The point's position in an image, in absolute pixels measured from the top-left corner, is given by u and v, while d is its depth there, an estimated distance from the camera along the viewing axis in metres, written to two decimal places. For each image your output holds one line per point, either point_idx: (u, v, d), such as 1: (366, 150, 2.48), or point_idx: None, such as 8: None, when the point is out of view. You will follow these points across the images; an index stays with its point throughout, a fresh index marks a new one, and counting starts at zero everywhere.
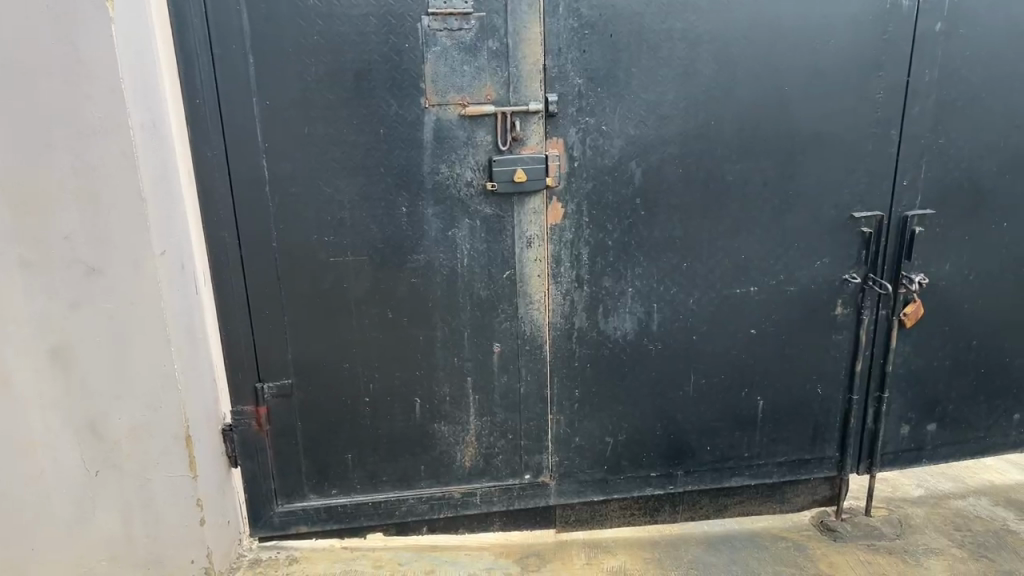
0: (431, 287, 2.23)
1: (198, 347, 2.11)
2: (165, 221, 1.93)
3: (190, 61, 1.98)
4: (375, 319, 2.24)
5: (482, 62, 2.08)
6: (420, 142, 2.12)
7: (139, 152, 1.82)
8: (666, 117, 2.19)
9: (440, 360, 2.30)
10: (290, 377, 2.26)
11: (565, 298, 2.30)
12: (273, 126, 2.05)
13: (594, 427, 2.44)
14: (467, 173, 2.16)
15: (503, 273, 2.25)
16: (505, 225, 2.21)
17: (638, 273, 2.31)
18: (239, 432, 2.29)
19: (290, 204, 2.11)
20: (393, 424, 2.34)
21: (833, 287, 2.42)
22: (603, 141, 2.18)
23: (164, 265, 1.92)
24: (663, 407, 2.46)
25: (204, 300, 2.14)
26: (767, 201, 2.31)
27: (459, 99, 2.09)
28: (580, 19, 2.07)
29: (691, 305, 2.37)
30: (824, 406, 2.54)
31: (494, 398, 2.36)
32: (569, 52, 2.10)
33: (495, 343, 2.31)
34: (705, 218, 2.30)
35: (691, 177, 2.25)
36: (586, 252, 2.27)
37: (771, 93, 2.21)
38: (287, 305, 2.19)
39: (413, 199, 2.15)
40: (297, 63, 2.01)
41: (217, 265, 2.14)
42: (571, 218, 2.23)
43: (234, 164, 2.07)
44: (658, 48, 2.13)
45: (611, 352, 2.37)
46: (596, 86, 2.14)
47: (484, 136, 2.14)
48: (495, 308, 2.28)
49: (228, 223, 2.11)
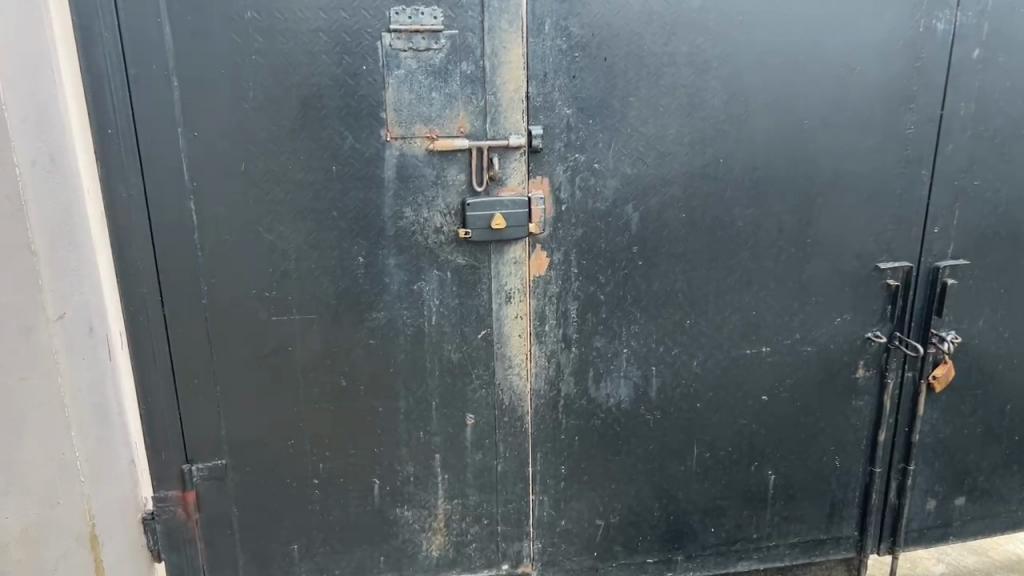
0: (393, 349, 1.89)
1: (109, 424, 1.75)
2: (63, 280, 1.59)
3: (99, 84, 1.64)
4: (327, 388, 1.90)
5: (454, 88, 1.76)
6: (380, 181, 1.78)
7: (29, 198, 1.48)
8: (668, 154, 1.89)
9: (403, 435, 1.96)
10: (224, 456, 1.91)
11: (550, 362, 1.97)
12: (202, 162, 1.71)
13: (583, 508, 2.10)
14: (436, 218, 1.82)
15: (479, 333, 1.92)
16: (480, 279, 1.88)
17: (634, 332, 1.99)
18: (161, 522, 1.92)
19: (223, 254, 1.77)
20: (347, 509, 2.00)
21: (855, 347, 2.12)
22: (594, 181, 1.87)
23: (62, 334, 1.58)
24: (662, 484, 2.13)
25: (119, 367, 1.79)
26: (782, 249, 2.00)
27: (427, 131, 1.77)
28: (570, 39, 1.77)
29: (694, 368, 2.05)
30: (843, 480, 2.23)
31: (467, 478, 2.02)
32: (556, 78, 1.79)
33: (469, 414, 1.97)
34: (711, 269, 1.99)
35: (695, 222, 1.94)
36: (574, 308, 1.95)
37: (788, 128, 1.92)
38: (221, 373, 1.85)
39: (372, 247, 1.82)
40: (231, 87, 1.68)
41: (135, 326, 1.79)
42: (558, 269, 1.91)
43: (154, 206, 1.72)
44: (659, 75, 1.84)
45: (604, 422, 2.04)
46: (587, 117, 1.83)
47: (455, 175, 1.81)
48: (468, 374, 1.94)
49: (147, 276, 1.76)
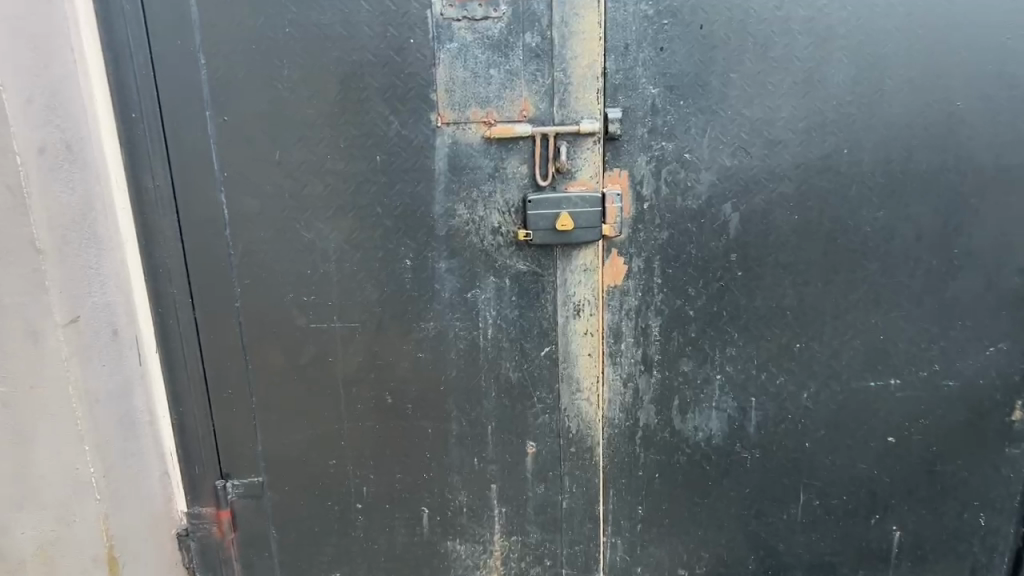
0: (444, 365, 1.66)
1: (138, 436, 1.61)
2: (78, 278, 1.44)
3: (121, 61, 1.48)
4: (371, 404, 1.69)
5: (517, 64, 1.49)
6: (431, 173, 1.54)
7: (33, 189, 1.33)
8: (778, 142, 1.55)
9: (455, 461, 1.73)
10: (261, 473, 1.74)
11: (625, 386, 1.69)
12: (233, 149, 1.53)
13: (663, 556, 1.80)
14: (494, 216, 1.57)
15: (542, 350, 1.65)
16: (544, 288, 1.61)
17: (729, 355, 1.67)
18: (196, 539, 1.77)
19: (257, 253, 1.59)
20: (392, 539, 1.78)
21: (1011, 384, 1.71)
22: (684, 175, 1.56)
23: (73, 338, 1.43)
24: (760, 535, 1.80)
25: (150, 372, 1.64)
26: (921, 261, 1.62)
27: (483, 115, 1.51)
28: (657, 2, 1.47)
29: (803, 402, 1.71)
30: (989, 543, 1.82)
31: (528, 513, 1.77)
32: (639, 50, 1.49)
33: (530, 441, 1.72)
34: (829, 283, 1.63)
35: (810, 226, 1.59)
36: (657, 325, 1.65)
37: (935, 110, 1.54)
38: (256, 384, 1.67)
39: (421, 249, 1.59)
40: (264, 65, 1.49)
41: (165, 328, 1.63)
42: (638, 278, 1.62)
43: (183, 198, 1.55)
44: (768, 45, 1.50)
45: (690, 458, 1.74)
46: (677, 98, 1.52)
47: (517, 165, 1.54)
48: (529, 396, 1.68)
49: (176, 274, 1.60)
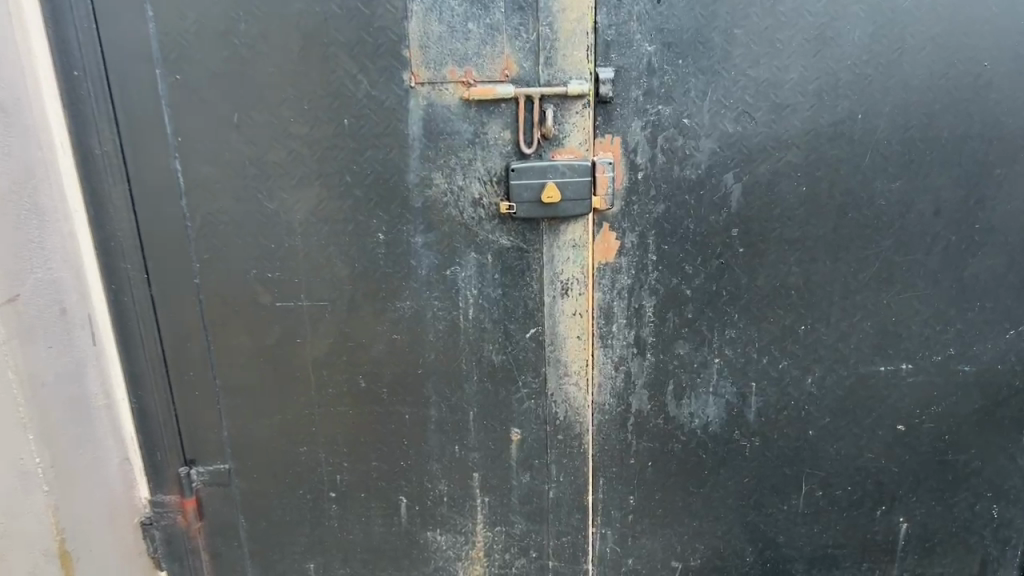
0: (421, 347, 1.54)
1: (90, 422, 1.48)
2: (17, 251, 1.30)
3: (61, 13, 1.33)
4: (343, 388, 1.57)
5: (497, 17, 1.35)
6: (404, 139, 1.41)
7: None
8: (786, 106, 1.41)
9: (434, 449, 1.62)
10: (227, 460, 1.63)
11: (617, 370, 1.57)
12: (187, 111, 1.40)
13: (655, 547, 1.70)
14: (474, 186, 1.44)
15: (527, 331, 1.53)
16: (529, 265, 1.49)
17: (729, 337, 1.55)
18: (161, 528, 1.66)
19: (217, 226, 1.46)
20: (368, 530, 1.68)
21: None
22: (682, 142, 1.42)
23: (9, 319, 1.28)
24: (759, 527, 1.69)
25: (104, 353, 1.52)
26: (939, 238, 1.50)
27: (461, 74, 1.37)
28: None
29: (808, 387, 1.59)
30: (1001, 536, 1.72)
31: (512, 504, 1.66)
32: (634, 3, 1.35)
33: (515, 428, 1.60)
34: (838, 261, 1.51)
35: (819, 199, 1.46)
36: (651, 305, 1.53)
37: (959, 73, 1.40)
38: (219, 365, 1.56)
39: (395, 222, 1.46)
40: (219, 18, 1.35)
41: (120, 306, 1.51)
42: (631, 255, 1.49)
43: (135, 166, 1.42)
44: None
45: (686, 446, 1.63)
46: (675, 56, 1.38)
47: (499, 130, 1.40)
48: (514, 381, 1.57)
49: (129, 247, 1.47)
